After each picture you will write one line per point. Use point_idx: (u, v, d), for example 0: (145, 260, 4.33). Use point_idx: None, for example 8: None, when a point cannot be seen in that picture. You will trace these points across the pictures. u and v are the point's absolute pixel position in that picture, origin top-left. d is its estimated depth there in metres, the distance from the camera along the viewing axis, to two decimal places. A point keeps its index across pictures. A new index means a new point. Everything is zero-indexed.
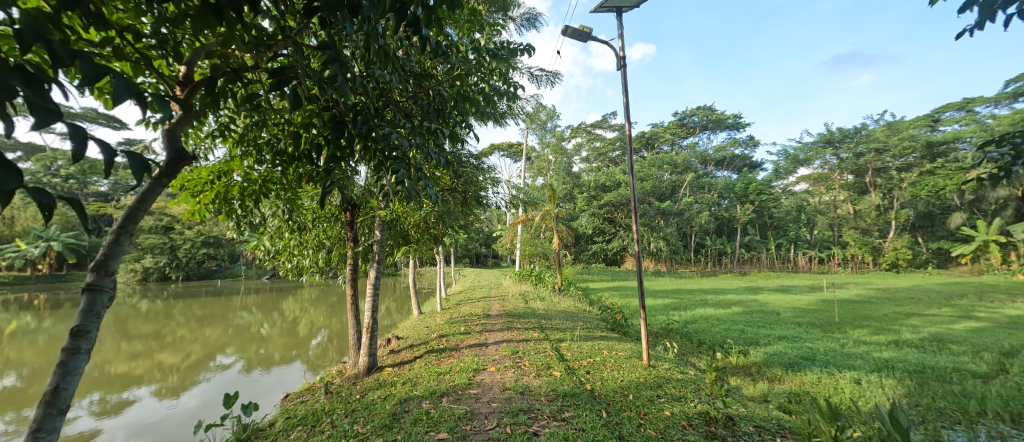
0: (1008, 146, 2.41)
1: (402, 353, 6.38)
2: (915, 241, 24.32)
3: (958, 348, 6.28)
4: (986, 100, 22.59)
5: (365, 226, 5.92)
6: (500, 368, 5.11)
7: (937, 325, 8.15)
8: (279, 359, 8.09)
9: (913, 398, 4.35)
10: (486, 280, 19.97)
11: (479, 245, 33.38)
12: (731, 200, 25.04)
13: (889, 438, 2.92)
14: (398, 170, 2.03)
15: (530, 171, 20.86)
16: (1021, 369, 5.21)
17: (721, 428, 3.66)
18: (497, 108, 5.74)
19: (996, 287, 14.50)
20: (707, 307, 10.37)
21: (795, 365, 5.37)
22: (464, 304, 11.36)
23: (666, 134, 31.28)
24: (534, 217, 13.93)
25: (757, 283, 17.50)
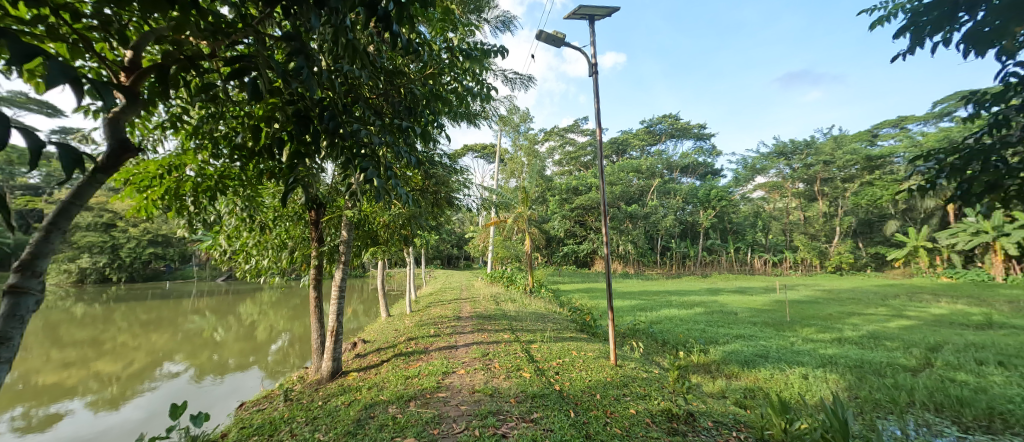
0: (934, 162, 2.64)
1: (369, 357, 6.31)
2: (854, 246, 25.93)
3: (892, 344, 6.75)
4: (916, 118, 24.48)
5: (332, 226, 5.82)
6: (469, 370, 5.13)
7: (876, 323, 8.71)
8: (234, 366, 7.82)
9: (853, 391, 4.65)
10: (456, 282, 19.94)
11: (451, 245, 33.24)
12: (694, 205, 25.84)
13: (832, 429, 3.16)
14: (366, 169, 2.04)
15: (503, 173, 20.93)
16: (944, 363, 5.65)
17: (682, 424, 3.80)
18: (471, 109, 5.77)
19: (921, 289, 15.64)
20: (671, 308, 10.70)
21: (750, 362, 5.64)
22: (434, 306, 11.30)
23: (636, 140, 31.99)
24: (506, 219, 14.02)
25: (718, 285, 18.18)
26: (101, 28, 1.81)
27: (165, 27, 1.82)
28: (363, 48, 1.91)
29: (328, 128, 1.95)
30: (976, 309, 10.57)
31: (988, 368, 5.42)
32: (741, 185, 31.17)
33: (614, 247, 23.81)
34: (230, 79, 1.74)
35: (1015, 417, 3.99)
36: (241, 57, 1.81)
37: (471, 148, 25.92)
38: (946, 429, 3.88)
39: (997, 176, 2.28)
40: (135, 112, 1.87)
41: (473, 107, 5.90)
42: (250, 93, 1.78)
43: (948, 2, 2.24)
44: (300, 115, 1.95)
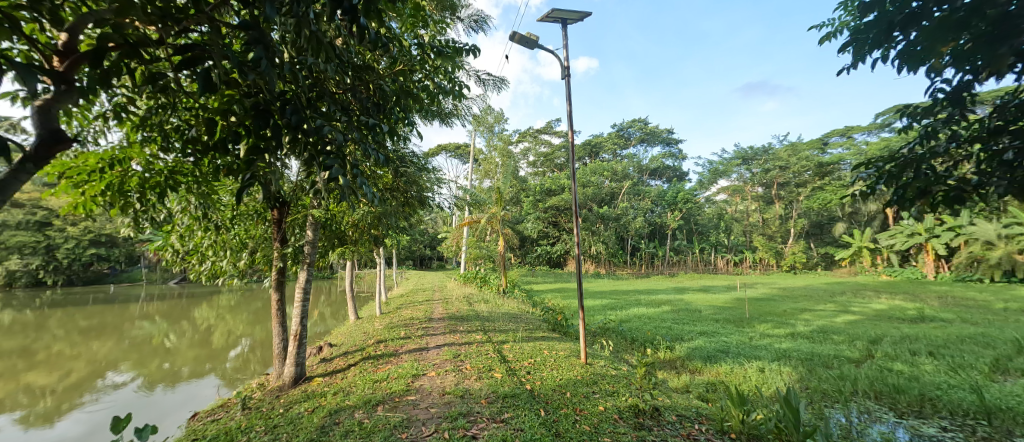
0: (874, 170, 2.83)
1: (335, 361, 6.20)
2: (807, 246, 27.26)
3: (838, 337, 7.14)
4: (863, 128, 25.98)
5: (296, 226, 5.67)
6: (440, 372, 5.13)
7: (828, 318, 9.20)
8: (188, 374, 7.53)
9: (804, 382, 4.89)
10: (428, 282, 19.80)
11: (424, 246, 33.01)
12: (663, 207, 26.47)
13: (784, 418, 3.37)
14: (331, 166, 2.01)
15: (476, 173, 20.92)
16: (883, 355, 6.03)
17: (647, 419, 3.92)
18: (443, 108, 5.77)
19: (863, 285, 16.61)
20: (639, 307, 10.96)
21: (712, 358, 5.86)
22: (405, 307, 11.20)
23: (608, 143, 32.54)
24: (480, 219, 14.05)
25: (684, 284, 18.72)
26: (30, 6, 1.71)
27: (106, 10, 1.76)
28: (327, 40, 1.90)
29: (290, 122, 1.92)
30: (916, 304, 11.34)
31: (921, 358, 5.82)
32: (707, 188, 32.19)
33: (586, 248, 24.16)
34: (180, 69, 1.68)
35: (943, 403, 4.30)
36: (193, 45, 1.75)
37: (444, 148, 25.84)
38: (885, 416, 4.14)
39: (928, 183, 2.46)
40: (67, 99, 1.78)
41: (446, 105, 5.90)
42: (202, 82, 1.72)
43: (885, 21, 2.40)
44: (260, 109, 1.91)
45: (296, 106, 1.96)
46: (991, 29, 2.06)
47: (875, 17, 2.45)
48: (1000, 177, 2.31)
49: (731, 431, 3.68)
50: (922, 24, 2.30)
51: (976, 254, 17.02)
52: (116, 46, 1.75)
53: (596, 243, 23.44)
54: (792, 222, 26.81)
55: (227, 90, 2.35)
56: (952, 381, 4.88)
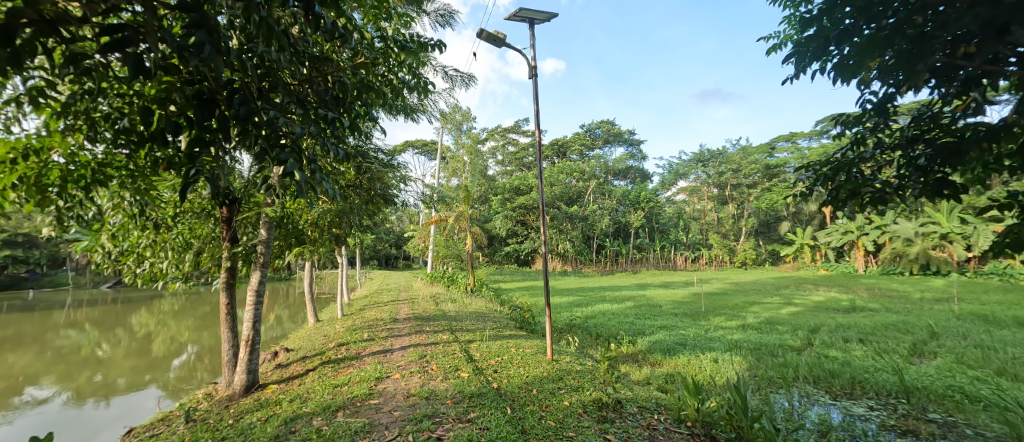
0: (813, 172, 3.03)
1: (292, 367, 6.02)
2: (757, 243, 28.76)
3: (784, 328, 7.58)
4: (808, 134, 27.69)
5: (249, 225, 5.47)
6: (405, 374, 5.11)
7: (776, 310, 9.73)
8: (124, 386, 7.12)
9: (753, 370, 5.16)
10: (394, 282, 19.52)
11: (387, 245, 32.40)
12: (626, 206, 27.09)
13: (736, 406, 3.58)
14: (286, 161, 1.95)
15: (444, 170, 20.81)
16: (821, 342, 6.46)
17: (610, 412, 4.05)
18: (409, 103, 5.75)
19: (805, 280, 17.65)
20: (604, 303, 11.23)
21: (671, 350, 6.10)
22: (370, 308, 11.04)
23: (575, 144, 32.99)
24: (447, 218, 13.97)
25: (646, 280, 19.30)
26: None
27: None
28: (278, 28, 1.87)
29: (238, 113, 1.86)
30: (853, 295, 12.22)
31: (853, 344, 6.28)
32: (668, 189, 33.17)
33: (553, 246, 24.45)
34: (108, 51, 1.59)
35: (870, 385, 4.66)
36: (124, 26, 1.66)
37: (412, 144, 25.53)
38: (822, 398, 4.45)
39: (858, 186, 2.65)
40: None
41: (412, 101, 5.86)
42: (133, 67, 1.63)
43: (824, 35, 2.55)
44: (203, 98, 1.83)
45: (245, 97, 1.90)
46: (912, 48, 2.23)
47: (814, 31, 2.61)
48: (917, 181, 2.52)
49: (688, 419, 3.87)
50: (854, 39, 2.47)
51: (897, 250, 18.61)
52: (30, 23, 1.63)
53: (564, 242, 23.82)
54: (747, 221, 28.03)
55: (167, 76, 2.22)
56: (878, 364, 5.30)
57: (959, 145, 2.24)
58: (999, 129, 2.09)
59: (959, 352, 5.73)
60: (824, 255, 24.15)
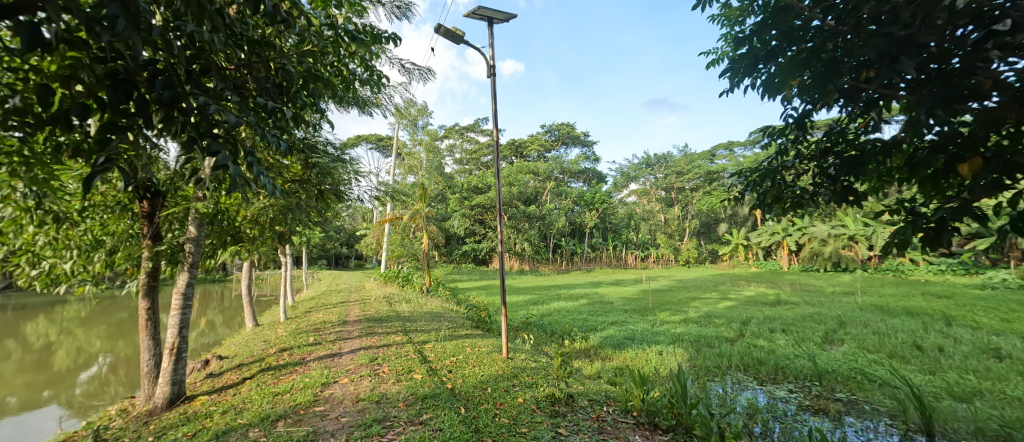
0: (744, 178, 3.27)
1: (226, 375, 5.67)
2: (699, 243, 30.29)
3: (720, 320, 8.08)
4: (748, 142, 29.59)
5: (175, 222, 5.10)
6: (353, 378, 5.03)
7: (715, 304, 10.33)
8: (18, 406, 6.31)
9: (693, 361, 5.48)
10: (344, 283, 18.90)
11: (337, 243, 31.29)
12: (581, 207, 27.69)
13: (677, 396, 3.79)
14: (217, 153, 1.89)
15: (400, 167, 20.53)
16: (752, 333, 6.94)
17: (562, 406, 4.18)
18: (362, 95, 5.66)
19: (741, 276, 18.83)
20: (558, 301, 11.51)
21: (620, 345, 6.37)
22: (316, 311, 10.61)
23: (533, 144, 33.34)
24: (402, 216, 13.76)
25: (599, 278, 19.92)
26: None
27: None
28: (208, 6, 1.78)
29: (161, 98, 1.75)
30: (780, 289, 13.21)
31: (777, 334, 6.80)
32: (621, 191, 34.18)
33: (510, 245, 24.61)
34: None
35: (790, 370, 5.08)
36: None
37: (366, 139, 24.92)
38: (750, 383, 4.80)
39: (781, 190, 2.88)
40: None
41: (365, 94, 5.78)
42: (29, 40, 1.49)
43: (753, 55, 2.74)
44: (118, 79, 1.71)
45: (169, 81, 1.80)
46: (825, 70, 2.43)
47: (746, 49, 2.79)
48: (827, 188, 2.78)
49: (633, 409, 4.07)
50: (780, 57, 2.65)
51: (814, 249, 20.39)
52: None
53: (521, 242, 24.12)
54: (691, 222, 29.46)
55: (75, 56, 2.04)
56: (797, 351, 5.79)
57: (860, 158, 2.47)
58: (891, 145, 2.32)
59: (862, 338, 6.36)
60: (755, 253, 25.93)
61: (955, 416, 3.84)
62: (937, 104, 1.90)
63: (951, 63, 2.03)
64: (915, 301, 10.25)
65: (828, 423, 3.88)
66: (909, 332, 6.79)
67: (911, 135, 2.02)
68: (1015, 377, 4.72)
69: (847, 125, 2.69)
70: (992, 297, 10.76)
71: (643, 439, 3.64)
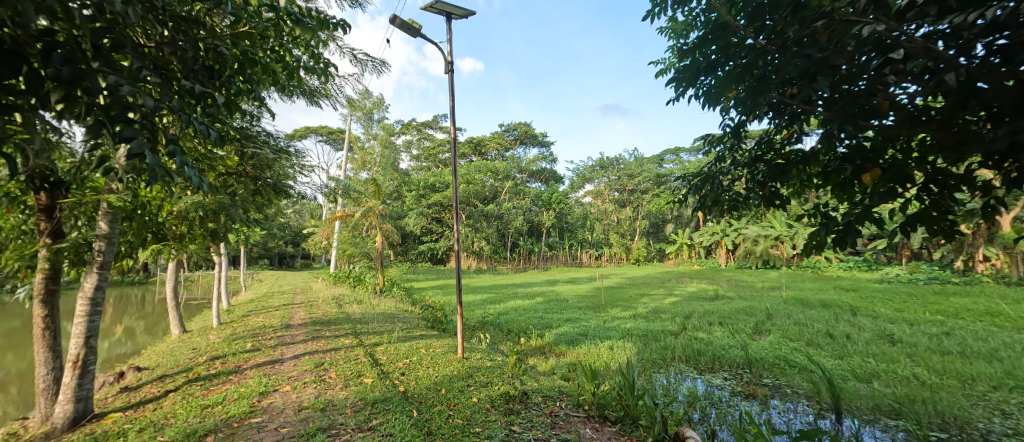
0: (688, 183, 3.45)
1: (144, 388, 5.08)
2: (648, 243, 31.44)
3: (666, 315, 8.47)
4: (695, 147, 31.15)
5: (82, 217, 4.34)
6: (296, 386, 4.81)
7: (661, 300, 10.77)
8: None
9: (640, 354, 5.71)
10: (289, 284, 18.08)
11: (283, 240, 29.85)
12: (539, 207, 28.05)
13: (626, 391, 3.94)
14: (131, 138, 1.80)
15: (354, 162, 20.05)
16: (693, 326, 7.32)
17: (517, 404, 4.27)
18: (310, 84, 5.50)
19: (686, 274, 19.73)
20: (515, 299, 11.62)
21: (575, 341, 6.54)
22: (255, 314, 10.06)
23: (492, 142, 33.43)
24: (353, 213, 13.43)
25: (554, 277, 20.28)
26: None
27: None
28: None
29: (61, 75, 1.65)
30: (719, 285, 13.99)
31: (715, 327, 7.21)
32: (577, 191, 34.85)
33: (467, 244, 24.55)
34: None
35: (725, 360, 5.42)
36: None
37: (316, 131, 24.11)
38: (690, 373, 5.08)
39: (718, 195, 3.08)
40: None
41: (312, 84, 5.63)
42: None
43: (695, 66, 2.89)
44: None
45: (69, 56, 1.70)
46: (756, 84, 2.61)
47: (689, 62, 2.95)
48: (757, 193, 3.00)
49: (585, 403, 4.21)
50: (719, 71, 2.83)
51: (748, 249, 21.90)
52: None
53: (479, 240, 24.15)
54: (641, 222, 30.58)
55: None
56: (731, 342, 6.18)
57: (784, 166, 2.68)
58: (810, 155, 2.53)
59: (786, 328, 6.88)
60: (699, 253, 27.29)
61: (859, 395, 4.32)
62: (846, 120, 2.10)
63: (861, 84, 2.23)
64: (830, 294, 11.20)
65: (757, 406, 4.18)
66: (823, 322, 7.41)
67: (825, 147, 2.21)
68: (904, 359, 5.29)
69: (772, 136, 2.90)
70: (892, 290, 11.96)
71: (593, 430, 3.78)
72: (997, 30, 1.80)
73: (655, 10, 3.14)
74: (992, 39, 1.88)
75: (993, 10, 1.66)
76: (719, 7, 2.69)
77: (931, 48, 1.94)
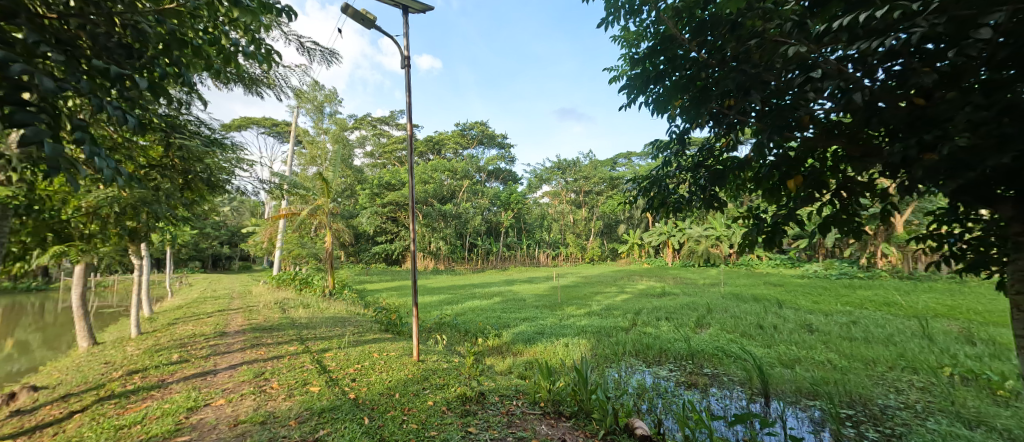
0: (638, 185, 3.60)
1: (42, 411, 4.44)
2: (602, 242, 32.27)
3: (618, 311, 8.76)
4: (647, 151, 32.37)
5: None
6: (232, 399, 4.50)
7: (614, 298, 11.09)
8: None
9: (595, 350, 5.87)
10: (225, 288, 17.05)
11: (221, 238, 28.09)
12: (498, 207, 28.05)
13: (581, 387, 4.05)
14: (27, 124, 1.69)
15: (303, 157, 19.34)
16: (641, 322, 7.62)
17: (473, 405, 4.30)
18: (250, 71, 5.27)
19: (637, 272, 20.39)
20: (474, 299, 11.62)
21: (532, 340, 6.64)
22: (184, 321, 9.29)
23: (450, 141, 33.20)
24: (301, 211, 12.96)
25: (512, 276, 20.39)
26: None
27: None
28: None
29: None
30: (666, 283, 14.58)
31: (662, 322, 7.54)
32: (534, 192, 35.26)
33: (423, 244, 24.23)
34: None
35: (671, 352, 5.70)
36: None
37: (257, 123, 23.11)
38: (640, 366, 5.30)
39: (664, 196, 3.25)
40: None
41: (254, 71, 5.41)
42: None
43: (645, 75, 3.01)
44: None
45: None
46: (699, 94, 2.77)
47: (640, 70, 3.07)
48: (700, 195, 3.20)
49: (541, 400, 4.29)
50: (666, 80, 2.96)
51: (693, 248, 23.01)
52: None
53: (437, 240, 23.92)
54: (596, 223, 31.38)
55: None
56: (677, 335, 6.49)
57: (722, 171, 2.88)
58: (744, 163, 2.72)
59: (724, 321, 7.31)
60: (649, 252, 28.33)
61: (783, 379, 4.67)
62: (773, 132, 2.28)
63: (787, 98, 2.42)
64: (762, 289, 11.98)
65: (697, 394, 4.43)
66: (756, 315, 7.94)
67: (755, 155, 2.39)
68: (821, 346, 5.77)
69: (713, 144, 3.09)
70: (815, 284, 13.02)
71: (548, 426, 3.87)
72: (895, 57, 2.01)
73: (610, 18, 3.23)
74: (891, 64, 2.10)
75: (890, 41, 1.86)
76: (667, 20, 2.81)
77: (842, 70, 2.14)
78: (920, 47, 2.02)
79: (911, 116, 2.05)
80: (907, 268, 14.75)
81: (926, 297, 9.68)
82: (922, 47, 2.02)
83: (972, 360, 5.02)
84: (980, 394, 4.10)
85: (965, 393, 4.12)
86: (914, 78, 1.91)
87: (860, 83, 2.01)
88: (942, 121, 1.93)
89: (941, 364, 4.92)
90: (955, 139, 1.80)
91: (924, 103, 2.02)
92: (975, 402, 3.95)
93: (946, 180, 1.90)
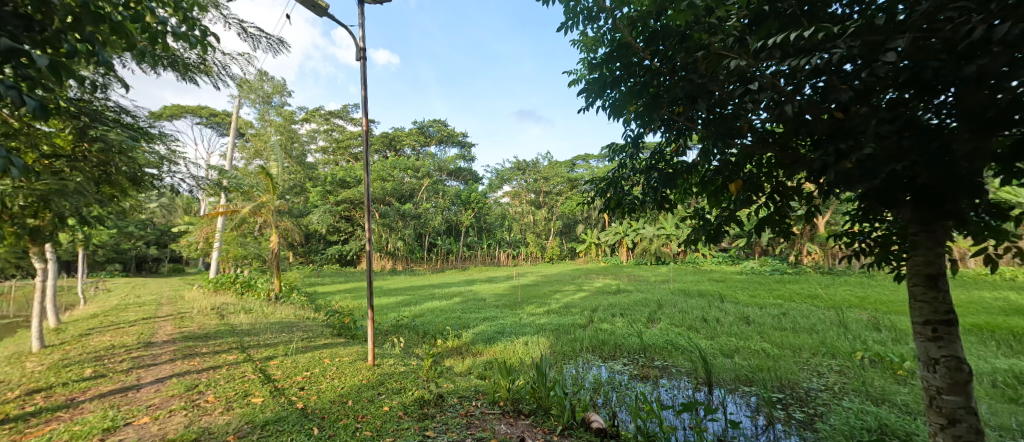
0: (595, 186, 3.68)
1: None
2: (562, 241, 32.66)
3: (575, 309, 8.90)
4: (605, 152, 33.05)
5: None
6: (158, 416, 4.23)
7: (572, 296, 11.28)
8: None
9: (553, 347, 5.96)
10: (156, 293, 15.96)
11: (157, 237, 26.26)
12: (458, 206, 27.67)
13: (538, 383, 4.15)
14: None
15: (247, 151, 18.66)
16: (597, 319, 7.79)
17: (432, 408, 4.27)
18: (184, 56, 4.98)
19: (592, 270, 20.75)
20: (433, 300, 11.49)
21: (491, 340, 6.67)
22: (100, 332, 8.60)
23: (409, 139, 32.63)
24: (243, 209, 12.26)
25: (473, 276, 20.32)
26: None
27: None
28: None
29: None
30: (620, 280, 14.98)
31: (617, 318, 7.76)
32: (496, 191, 35.22)
33: (381, 244, 23.74)
34: None
35: (624, 347, 5.86)
36: None
37: (192, 112, 21.89)
38: (595, 362, 5.42)
39: (620, 197, 3.34)
40: None
41: (189, 58, 5.14)
42: None
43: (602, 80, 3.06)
44: None
45: None
46: (651, 101, 2.86)
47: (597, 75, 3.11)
48: (654, 196, 3.30)
49: (501, 399, 4.32)
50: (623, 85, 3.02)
51: (647, 246, 23.67)
52: None
53: (396, 240, 23.44)
54: (555, 223, 31.74)
55: None
56: (630, 331, 6.68)
57: (673, 175, 3.02)
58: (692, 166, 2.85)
59: (673, 316, 7.59)
60: (605, 250, 29.05)
61: (724, 368, 4.91)
62: (717, 138, 2.41)
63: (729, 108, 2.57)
64: (708, 285, 12.49)
65: (648, 386, 4.59)
66: (700, 309, 8.29)
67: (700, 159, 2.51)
68: (756, 337, 6.10)
69: (663, 148, 3.20)
70: (754, 279, 13.77)
71: (507, 426, 3.89)
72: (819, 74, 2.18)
73: (569, 23, 3.27)
74: (816, 80, 2.27)
75: (815, 59, 2.01)
76: (623, 28, 2.84)
77: (775, 83, 2.29)
78: (839, 67, 2.21)
79: (832, 127, 2.22)
80: (829, 264, 15.92)
81: (845, 290, 10.45)
82: (842, 66, 2.21)
83: (879, 345, 5.45)
84: (885, 374, 4.48)
85: (873, 374, 4.49)
86: (833, 93, 2.07)
87: (790, 95, 2.17)
88: (855, 133, 2.10)
89: (854, 349, 5.31)
90: (864, 149, 1.97)
91: (843, 116, 2.20)
92: (881, 381, 4.31)
93: (858, 184, 2.07)
